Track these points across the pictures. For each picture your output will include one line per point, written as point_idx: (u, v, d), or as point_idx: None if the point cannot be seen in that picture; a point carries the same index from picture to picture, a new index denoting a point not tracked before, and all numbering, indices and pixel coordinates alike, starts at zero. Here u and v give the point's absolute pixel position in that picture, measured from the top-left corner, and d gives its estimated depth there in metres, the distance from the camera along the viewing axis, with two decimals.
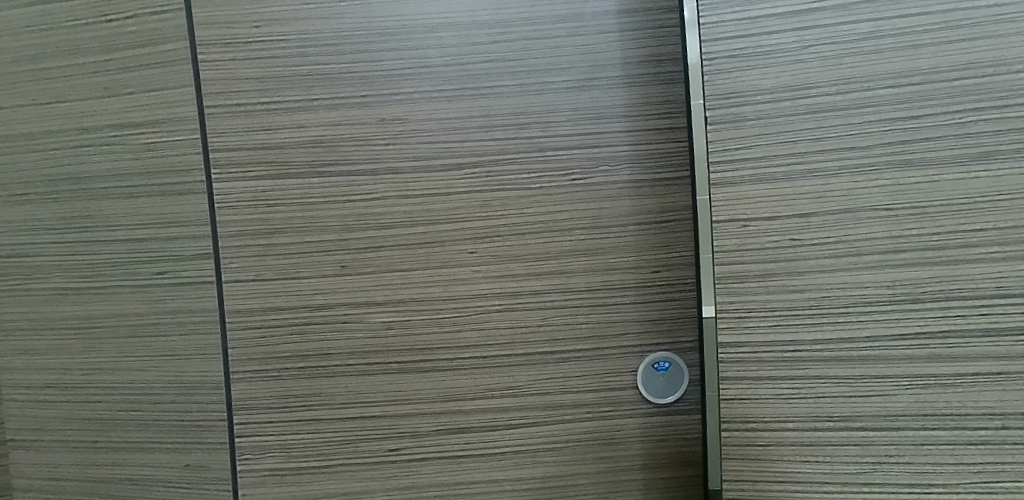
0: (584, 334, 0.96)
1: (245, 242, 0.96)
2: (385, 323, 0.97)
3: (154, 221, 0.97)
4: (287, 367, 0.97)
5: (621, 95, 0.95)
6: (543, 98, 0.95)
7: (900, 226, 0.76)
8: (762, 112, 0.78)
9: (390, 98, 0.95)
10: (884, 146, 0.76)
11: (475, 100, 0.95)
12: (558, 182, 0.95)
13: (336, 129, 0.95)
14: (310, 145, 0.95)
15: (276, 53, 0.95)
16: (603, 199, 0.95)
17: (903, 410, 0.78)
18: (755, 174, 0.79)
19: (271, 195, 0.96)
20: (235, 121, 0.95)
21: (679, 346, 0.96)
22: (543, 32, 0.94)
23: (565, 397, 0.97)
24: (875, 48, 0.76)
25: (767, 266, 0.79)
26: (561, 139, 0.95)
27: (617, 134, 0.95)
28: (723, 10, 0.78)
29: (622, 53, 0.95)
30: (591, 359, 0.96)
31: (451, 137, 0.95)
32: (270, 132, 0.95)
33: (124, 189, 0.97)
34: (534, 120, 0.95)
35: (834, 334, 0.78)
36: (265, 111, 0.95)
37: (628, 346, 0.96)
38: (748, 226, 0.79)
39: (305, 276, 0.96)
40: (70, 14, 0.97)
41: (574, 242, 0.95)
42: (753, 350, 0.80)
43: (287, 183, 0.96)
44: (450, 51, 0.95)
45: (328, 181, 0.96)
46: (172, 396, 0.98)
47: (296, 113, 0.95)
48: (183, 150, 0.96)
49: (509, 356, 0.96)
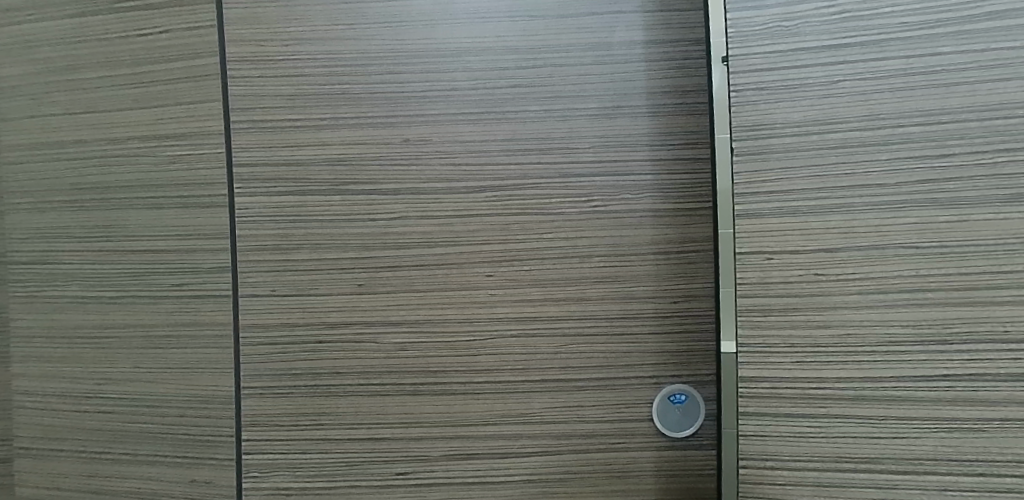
0: (600, 362, 0.95)
1: (264, 257, 0.96)
2: (399, 344, 0.96)
3: (175, 232, 0.97)
4: (300, 384, 0.96)
5: (646, 124, 0.95)
6: (567, 124, 0.95)
7: (927, 265, 0.75)
8: (789, 145, 0.78)
9: (415, 119, 0.95)
10: (913, 184, 0.75)
11: (500, 124, 0.95)
12: (579, 208, 0.95)
13: (359, 147, 0.96)
14: (332, 163, 0.96)
15: (305, 71, 0.95)
16: (623, 226, 0.95)
17: (928, 454, 0.75)
18: (780, 207, 0.78)
19: (293, 211, 0.96)
20: (261, 137, 0.96)
21: (696, 379, 0.95)
22: (569, 59, 0.95)
23: (579, 426, 0.95)
24: (906, 85, 0.75)
25: (790, 300, 0.78)
26: (584, 165, 0.94)
27: (640, 162, 0.95)
28: (753, 43, 0.78)
29: (648, 82, 0.95)
30: (606, 389, 0.95)
31: (474, 159, 0.95)
32: (295, 149, 0.96)
33: (147, 199, 0.98)
34: (557, 146, 0.95)
35: (858, 372, 0.76)
36: (292, 128, 0.96)
37: (645, 376, 0.95)
38: (772, 259, 0.78)
39: (322, 294, 0.96)
40: (103, 27, 0.98)
41: (594, 268, 0.95)
42: (774, 386, 0.78)
43: (308, 199, 0.96)
44: (477, 75, 0.95)
45: (350, 199, 0.96)
46: (181, 408, 0.98)
47: (321, 130, 0.96)
48: (207, 163, 0.96)
49: (522, 382, 0.95)
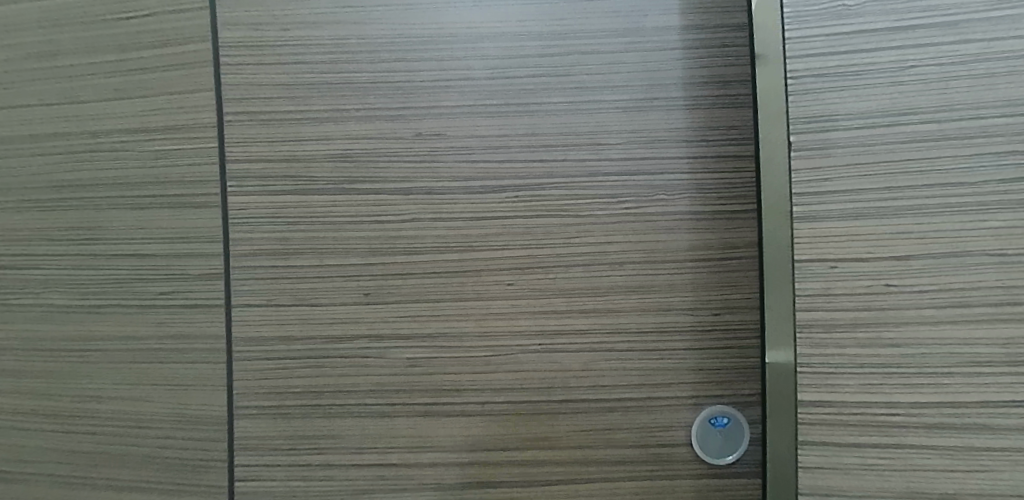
0: (632, 381, 0.86)
1: (260, 263, 0.87)
2: (409, 360, 0.87)
3: (162, 235, 0.88)
4: (300, 404, 0.87)
5: (682, 117, 0.86)
6: (595, 118, 0.86)
7: (1014, 276, 0.66)
8: (855, 139, 0.69)
9: (427, 111, 0.86)
10: (998, 184, 0.66)
11: (521, 117, 0.86)
12: (609, 210, 0.85)
13: (365, 142, 0.86)
14: (336, 160, 0.87)
15: (305, 59, 0.86)
16: (658, 230, 0.85)
17: (1015, 490, 0.67)
18: (846, 209, 0.69)
19: (292, 212, 0.87)
20: (258, 131, 0.87)
21: (739, 400, 0.85)
22: (597, 46, 0.86)
23: (609, 452, 0.86)
24: (987, 71, 0.66)
25: (857, 315, 0.69)
26: (614, 163, 0.85)
27: (676, 160, 0.86)
28: (812, 24, 0.69)
29: (685, 72, 0.86)
30: (639, 411, 0.86)
31: (492, 155, 0.86)
32: (294, 144, 0.87)
33: (131, 199, 0.89)
34: (585, 141, 0.86)
35: (935, 397, 0.67)
36: (292, 121, 0.87)
37: (682, 397, 0.86)
38: (835, 268, 0.69)
39: (324, 304, 0.87)
40: (83, 10, 0.89)
41: (625, 277, 0.86)
42: (838, 412, 0.70)
43: (309, 199, 0.87)
44: (495, 63, 0.86)
45: (355, 199, 0.87)
46: (168, 430, 0.88)
47: (324, 124, 0.87)
48: (197, 159, 0.87)
49: (546, 403, 0.86)
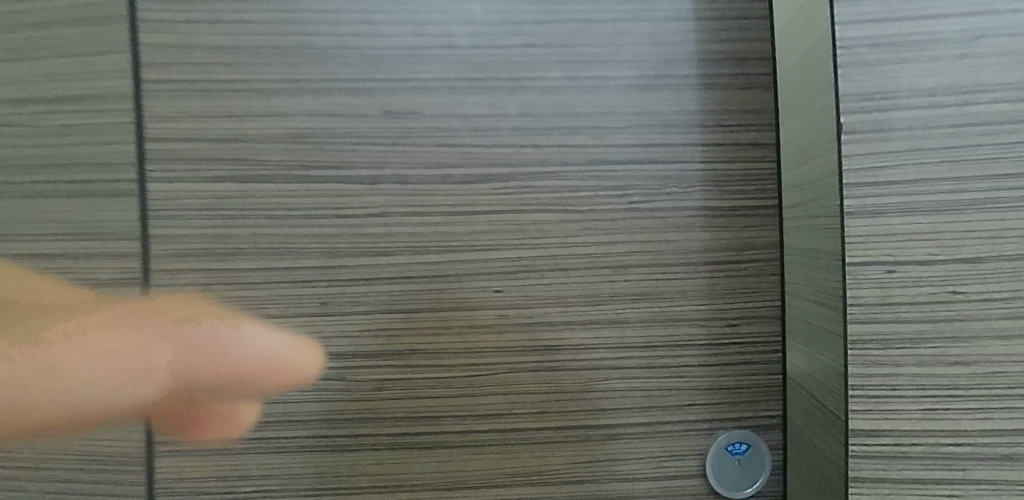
0: (639, 403, 0.74)
1: (190, 266, 0.71)
2: (375, 383, 0.72)
3: (61, 231, 0.70)
4: (240, 438, 0.71)
5: (696, 98, 0.74)
6: (598, 97, 0.73)
7: None
8: (917, 120, 0.58)
9: (399, 85, 0.72)
10: None
11: (512, 95, 0.73)
12: (613, 205, 0.73)
13: (323, 121, 0.72)
14: (287, 141, 0.71)
15: (249, 18, 0.71)
16: (668, 229, 0.74)
17: None
18: (907, 203, 0.58)
19: (231, 204, 0.71)
20: (188, 103, 0.71)
21: (758, 423, 0.75)
22: (600, 14, 0.73)
23: (611, 486, 0.74)
24: None
25: (919, 328, 0.59)
26: (619, 150, 0.74)
27: (689, 148, 0.74)
28: None
29: (699, 47, 0.74)
30: (646, 438, 0.74)
31: (476, 139, 0.73)
32: (235, 120, 0.71)
33: (17, 184, 0.71)
34: (586, 124, 0.73)
35: (1007, 423, 0.59)
36: (232, 93, 0.71)
37: (695, 421, 0.74)
38: (894, 272, 0.58)
39: (271, 316, 0.71)
40: None
41: (630, 282, 0.74)
42: (898, 443, 0.59)
43: (252, 188, 0.71)
44: (481, 30, 0.72)
45: (310, 189, 0.71)
46: (71, 471, 0.71)
47: (272, 97, 0.71)
48: (109, 138, 0.70)
49: (539, 430, 0.73)
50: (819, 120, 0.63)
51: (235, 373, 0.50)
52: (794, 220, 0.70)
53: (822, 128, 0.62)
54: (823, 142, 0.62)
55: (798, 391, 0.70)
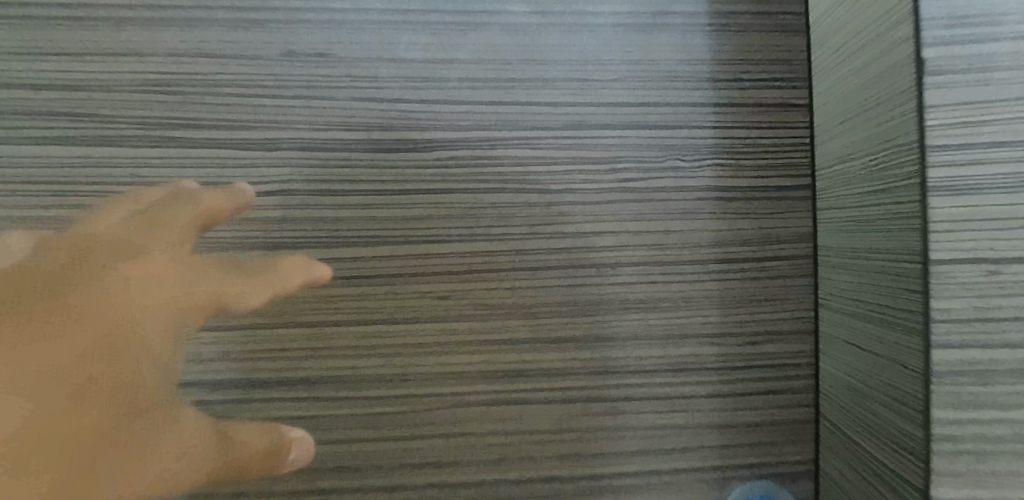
0: (629, 446, 0.56)
1: None
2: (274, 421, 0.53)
3: None
4: None
5: (706, 43, 0.56)
6: (576, 39, 0.55)
7: None
8: None
9: (309, 17, 0.53)
10: None
11: (461, 33, 0.54)
12: (596, 183, 0.55)
13: (205, 64, 0.53)
14: (155, 91, 0.52)
15: None
16: (669, 215, 0.56)
17: None
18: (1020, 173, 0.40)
19: (75, 176, 0.52)
20: (20, 39, 0.52)
21: (784, 471, 0.57)
22: None
23: None
24: None
25: None
26: (604, 111, 0.55)
27: (697, 109, 0.56)
28: None
29: None
30: (638, 493, 0.56)
31: (413, 93, 0.54)
32: (85, 62, 0.52)
33: None
34: (560, 75, 0.55)
35: None
36: (80, 24, 0.52)
37: (702, 470, 0.56)
38: (999, 275, 0.41)
39: None
40: None
41: (618, 286, 0.55)
42: None
43: (105, 155, 0.52)
44: None
45: (186, 156, 0.53)
46: None
47: (136, 32, 0.53)
48: None
49: (497, 483, 0.55)
50: (866, 93, 0.47)
51: (284, 276, 0.35)
52: (830, 222, 0.54)
53: (871, 103, 0.46)
54: (874, 122, 0.46)
55: (835, 439, 0.54)
